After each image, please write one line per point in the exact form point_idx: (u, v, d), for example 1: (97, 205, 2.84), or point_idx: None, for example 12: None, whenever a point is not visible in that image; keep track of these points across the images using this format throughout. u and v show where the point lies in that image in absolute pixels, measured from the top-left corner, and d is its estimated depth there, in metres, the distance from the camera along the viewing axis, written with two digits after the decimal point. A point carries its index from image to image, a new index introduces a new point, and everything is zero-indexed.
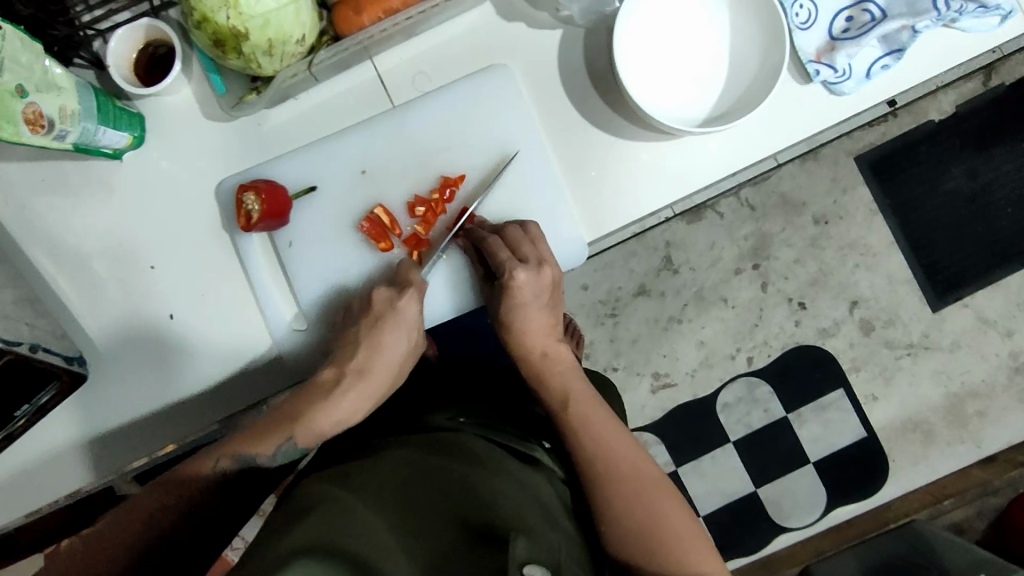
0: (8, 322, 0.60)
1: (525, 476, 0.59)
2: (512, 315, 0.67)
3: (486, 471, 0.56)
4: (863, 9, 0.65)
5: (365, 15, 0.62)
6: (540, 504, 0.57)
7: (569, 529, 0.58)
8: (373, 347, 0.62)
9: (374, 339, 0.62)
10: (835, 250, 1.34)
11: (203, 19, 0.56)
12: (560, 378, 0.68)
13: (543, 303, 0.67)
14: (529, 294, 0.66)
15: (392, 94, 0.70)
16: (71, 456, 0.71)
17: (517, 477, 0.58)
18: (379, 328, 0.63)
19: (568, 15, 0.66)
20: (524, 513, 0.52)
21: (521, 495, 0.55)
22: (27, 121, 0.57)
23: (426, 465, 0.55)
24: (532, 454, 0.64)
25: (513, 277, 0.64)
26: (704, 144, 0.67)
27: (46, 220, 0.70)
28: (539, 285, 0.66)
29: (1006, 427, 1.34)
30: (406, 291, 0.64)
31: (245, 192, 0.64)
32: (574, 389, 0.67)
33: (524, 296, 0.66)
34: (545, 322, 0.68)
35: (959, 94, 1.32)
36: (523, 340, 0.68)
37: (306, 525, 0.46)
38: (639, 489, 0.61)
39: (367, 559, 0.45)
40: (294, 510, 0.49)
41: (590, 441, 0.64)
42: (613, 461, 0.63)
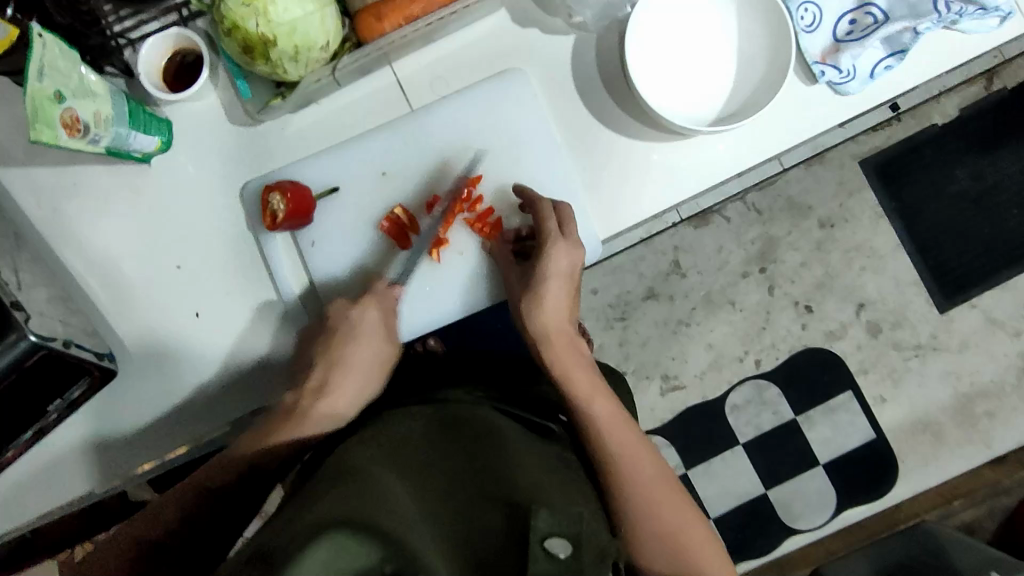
0: (45, 319, 0.62)
1: (546, 450, 0.62)
2: (542, 294, 0.67)
3: (505, 446, 0.59)
4: (866, 11, 0.68)
5: (386, 22, 0.64)
6: (560, 475, 0.59)
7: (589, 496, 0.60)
8: (338, 362, 0.67)
9: (337, 354, 0.68)
10: (840, 252, 1.36)
11: (233, 27, 0.59)
12: (584, 371, 0.67)
13: (568, 283, 0.68)
14: (560, 266, 0.67)
15: (411, 99, 0.72)
16: (99, 453, 0.74)
17: (536, 450, 0.61)
18: (339, 341, 0.68)
19: (582, 21, 0.69)
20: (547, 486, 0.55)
21: (541, 467, 0.58)
22: (64, 126, 0.59)
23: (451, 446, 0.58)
24: (546, 424, 0.67)
25: (552, 245, 0.66)
26: (714, 145, 0.69)
27: (78, 222, 0.73)
28: (571, 261, 0.67)
29: (1015, 427, 1.35)
30: (364, 299, 0.69)
31: (272, 193, 0.67)
32: (596, 385, 0.67)
33: (558, 265, 0.67)
34: (564, 303, 0.69)
35: (963, 98, 1.34)
36: (546, 323, 0.68)
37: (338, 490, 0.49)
38: (654, 484, 0.63)
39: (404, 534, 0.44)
40: (330, 473, 0.53)
41: (606, 432, 0.64)
42: (632, 458, 0.64)
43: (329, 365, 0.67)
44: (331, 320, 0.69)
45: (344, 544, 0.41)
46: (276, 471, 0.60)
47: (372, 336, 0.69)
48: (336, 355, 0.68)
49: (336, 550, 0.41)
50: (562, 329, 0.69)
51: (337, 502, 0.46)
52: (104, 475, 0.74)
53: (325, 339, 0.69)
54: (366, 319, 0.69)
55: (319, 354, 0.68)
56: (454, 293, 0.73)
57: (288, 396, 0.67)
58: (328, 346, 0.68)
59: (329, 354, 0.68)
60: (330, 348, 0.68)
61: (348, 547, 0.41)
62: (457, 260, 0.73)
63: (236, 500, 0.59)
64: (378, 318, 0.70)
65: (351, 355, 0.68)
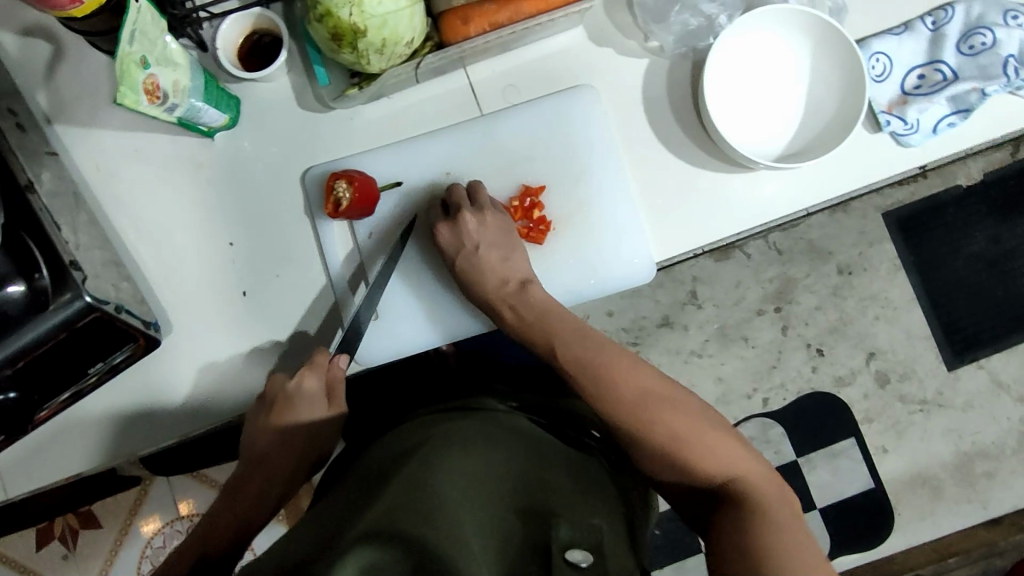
0: (99, 281, 0.62)
1: (577, 456, 0.66)
2: (473, 270, 0.69)
3: (538, 449, 0.63)
4: (935, 68, 0.70)
5: (472, 26, 0.65)
6: (590, 479, 0.63)
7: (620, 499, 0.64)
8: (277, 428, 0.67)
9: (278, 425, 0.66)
10: (857, 300, 1.38)
11: (326, 13, 0.59)
12: (556, 315, 0.65)
13: (493, 251, 0.68)
14: (475, 234, 0.68)
15: (481, 103, 0.73)
16: (122, 423, 0.72)
17: (567, 455, 0.65)
18: (279, 412, 0.66)
19: (658, 45, 0.70)
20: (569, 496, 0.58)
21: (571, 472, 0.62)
22: (145, 92, 0.59)
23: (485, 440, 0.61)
24: (580, 437, 0.72)
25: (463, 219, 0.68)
26: (777, 181, 0.70)
27: (133, 188, 0.73)
28: (491, 227, 0.69)
29: (1011, 490, 1.36)
30: (304, 369, 0.67)
31: (338, 180, 0.67)
32: (566, 330, 0.64)
33: (481, 234, 0.68)
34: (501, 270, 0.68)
35: (988, 162, 1.37)
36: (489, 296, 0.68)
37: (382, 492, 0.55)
38: (651, 411, 0.58)
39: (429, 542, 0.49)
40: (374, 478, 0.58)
41: (581, 372, 0.61)
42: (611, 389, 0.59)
43: (272, 433, 0.67)
44: (270, 393, 0.68)
45: (382, 548, 0.48)
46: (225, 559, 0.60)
47: (315, 397, 0.67)
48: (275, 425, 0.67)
49: (369, 554, 0.47)
50: (507, 285, 0.68)
51: (380, 507, 0.52)
52: (125, 447, 0.72)
53: (263, 412, 0.68)
54: (307, 384, 0.66)
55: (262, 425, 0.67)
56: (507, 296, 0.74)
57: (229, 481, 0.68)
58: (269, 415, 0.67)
59: (269, 423, 0.67)
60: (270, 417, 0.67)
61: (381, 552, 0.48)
62: None
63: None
64: (319, 387, 0.67)
65: (290, 424, 0.67)
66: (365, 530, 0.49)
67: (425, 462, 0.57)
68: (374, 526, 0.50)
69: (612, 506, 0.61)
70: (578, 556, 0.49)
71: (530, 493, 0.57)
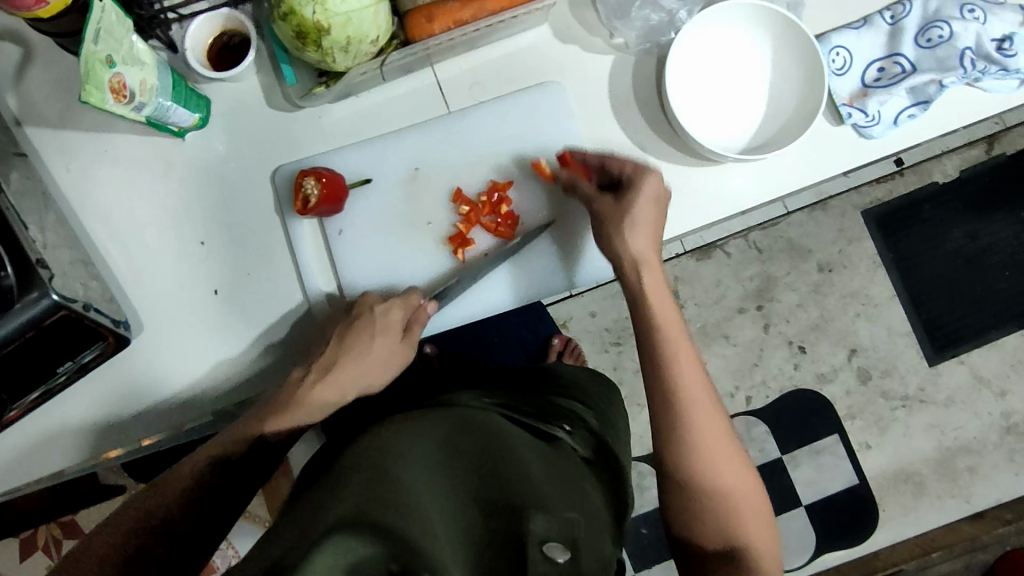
0: (66, 280, 0.62)
1: (554, 455, 0.62)
2: (630, 215, 0.65)
3: (511, 446, 0.59)
4: (894, 62, 0.71)
5: (436, 24, 0.66)
6: (567, 479, 0.59)
7: (595, 499, 0.60)
8: (352, 349, 0.66)
9: (352, 343, 0.66)
10: (836, 297, 1.39)
11: (290, 12, 0.60)
12: (668, 315, 0.66)
13: (654, 211, 0.66)
14: (641, 201, 0.65)
15: (449, 100, 0.74)
16: (95, 425, 0.73)
17: (543, 455, 0.60)
18: (355, 334, 0.67)
19: (623, 42, 0.71)
20: (545, 486, 0.54)
21: (547, 471, 0.58)
22: (112, 90, 0.59)
23: (454, 444, 0.58)
24: (554, 432, 0.67)
25: (644, 180, 0.65)
26: (741, 174, 0.72)
27: (103, 189, 0.73)
28: (654, 189, 0.65)
29: (995, 485, 1.36)
30: (391, 297, 0.68)
31: (307, 177, 0.68)
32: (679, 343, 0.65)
33: (647, 192, 0.65)
34: (651, 224, 0.66)
35: (962, 159, 1.38)
36: (631, 248, 0.66)
37: (353, 484, 0.50)
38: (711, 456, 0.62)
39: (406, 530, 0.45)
40: (343, 471, 0.53)
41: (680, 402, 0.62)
42: (695, 430, 0.62)
43: (342, 347, 0.66)
44: (357, 309, 0.69)
45: (353, 539, 0.43)
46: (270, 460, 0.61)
47: (394, 333, 0.67)
48: (349, 343, 0.66)
49: (346, 544, 0.43)
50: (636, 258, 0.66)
51: (348, 501, 0.48)
52: (101, 448, 0.73)
53: (346, 323, 0.68)
54: (392, 316, 0.67)
55: (338, 335, 0.67)
56: (486, 294, 0.74)
57: (292, 377, 0.66)
58: (347, 327, 0.67)
59: (344, 342, 0.66)
60: (348, 333, 0.67)
61: (356, 541, 0.43)
62: (481, 260, 0.73)
63: (229, 495, 0.58)
64: (398, 323, 0.68)
65: (363, 344, 0.66)
66: (341, 517, 0.45)
67: (397, 457, 0.53)
68: (350, 516, 0.45)
69: (587, 510, 0.57)
70: (556, 550, 0.47)
71: (501, 483, 0.53)
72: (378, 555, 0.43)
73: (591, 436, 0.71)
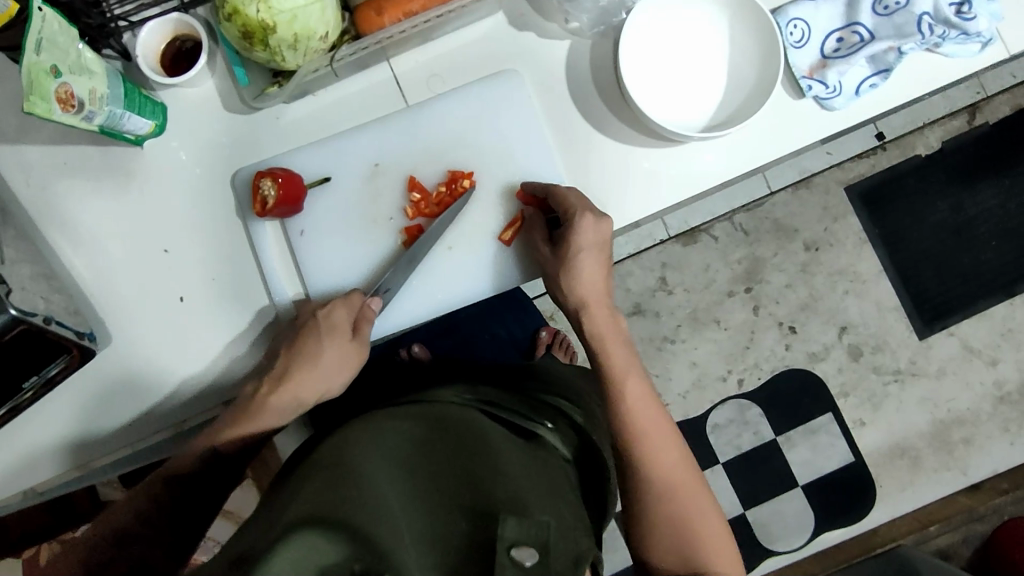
0: (26, 294, 0.61)
1: (532, 452, 0.59)
2: (575, 268, 0.66)
3: (489, 441, 0.56)
4: (853, 31, 0.70)
5: (386, 16, 0.65)
6: (544, 477, 0.56)
7: (571, 496, 0.58)
8: (300, 355, 0.65)
9: (302, 349, 0.65)
10: (825, 275, 1.36)
11: (234, 12, 0.60)
12: (622, 351, 0.67)
13: (601, 256, 0.67)
14: (590, 239, 0.65)
15: (406, 94, 0.73)
16: (72, 437, 0.73)
17: (521, 451, 0.58)
18: (304, 337, 0.66)
19: (578, 26, 0.70)
20: (523, 488, 0.51)
21: (525, 468, 0.55)
22: (59, 101, 0.59)
23: (434, 440, 0.55)
24: (536, 429, 0.64)
25: (579, 220, 0.65)
26: (703, 153, 0.71)
27: (65, 202, 0.72)
28: (599, 235, 0.66)
29: (990, 456, 1.34)
30: (332, 298, 0.67)
31: (263, 178, 0.68)
32: (632, 371, 0.67)
33: (586, 240, 0.65)
34: (600, 279, 0.67)
35: (946, 130, 1.34)
36: (582, 298, 0.67)
37: (317, 483, 0.47)
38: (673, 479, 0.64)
39: (367, 532, 0.42)
40: (310, 468, 0.51)
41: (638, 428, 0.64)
42: (663, 463, 0.64)
43: (294, 356, 0.66)
44: (301, 318, 0.68)
45: (316, 539, 0.41)
46: (236, 463, 0.62)
47: (341, 332, 0.66)
48: (298, 349, 0.66)
49: (307, 543, 0.41)
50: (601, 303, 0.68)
51: (309, 500, 0.45)
52: (81, 459, 0.73)
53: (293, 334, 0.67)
54: (336, 318, 0.66)
55: (285, 347, 0.67)
56: (450, 283, 0.73)
57: (247, 392, 0.66)
58: (294, 336, 0.67)
59: (293, 347, 0.66)
60: (294, 343, 0.66)
61: (321, 542, 0.41)
62: (441, 252, 0.73)
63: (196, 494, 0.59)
64: (346, 325, 0.67)
65: (314, 351, 0.65)
66: (302, 515, 0.43)
67: (368, 454, 0.51)
68: (310, 515, 0.43)
69: (563, 509, 0.54)
70: (525, 555, 0.42)
71: (477, 482, 0.50)
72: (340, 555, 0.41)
73: (576, 431, 0.68)
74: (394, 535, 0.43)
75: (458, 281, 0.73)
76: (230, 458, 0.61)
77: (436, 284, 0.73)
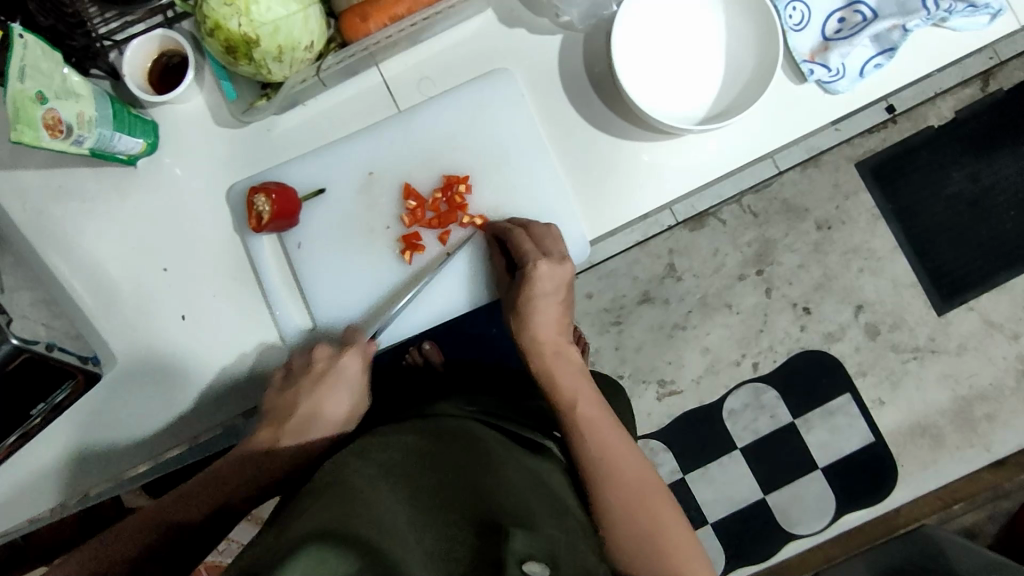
0: (26, 322, 0.61)
1: (534, 463, 0.59)
2: (529, 311, 0.68)
3: (491, 455, 0.56)
4: (855, 10, 0.67)
5: (371, 22, 0.64)
6: (547, 488, 0.56)
7: (575, 508, 0.57)
8: (318, 404, 0.65)
9: (320, 395, 0.65)
10: (838, 254, 1.33)
11: (216, 27, 0.58)
12: (570, 377, 0.67)
13: (558, 299, 0.69)
14: (547, 286, 0.68)
15: (398, 100, 0.72)
16: (85, 456, 0.73)
17: (522, 462, 0.58)
18: (324, 385, 0.65)
19: (569, 20, 0.68)
20: (526, 500, 0.51)
21: (526, 481, 0.54)
22: (46, 127, 0.58)
23: (434, 456, 0.54)
24: (537, 440, 0.64)
25: (535, 268, 0.66)
26: (705, 143, 0.69)
27: (63, 225, 0.72)
28: (557, 280, 0.68)
29: (1015, 430, 1.32)
30: (349, 350, 0.67)
31: (256, 194, 0.67)
32: (583, 395, 0.66)
33: (542, 288, 0.67)
34: (556, 321, 0.69)
35: (958, 99, 1.31)
36: (530, 339, 0.68)
37: (320, 500, 0.45)
38: (644, 497, 0.61)
39: (379, 550, 0.41)
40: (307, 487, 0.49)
41: (593, 446, 0.62)
42: (628, 470, 0.62)
43: (311, 402, 0.65)
44: (319, 363, 0.67)
45: (329, 554, 0.39)
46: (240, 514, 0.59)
47: (359, 383, 0.67)
48: (318, 394, 0.65)
49: (320, 558, 0.38)
50: (555, 342, 0.69)
51: (314, 517, 0.42)
52: (94, 478, 0.73)
53: (307, 380, 0.66)
54: (351, 368, 0.67)
55: (302, 392, 0.65)
56: (444, 291, 0.72)
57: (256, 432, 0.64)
58: (311, 384, 0.65)
59: (311, 393, 0.65)
60: (314, 390, 0.65)
61: (328, 558, 0.38)
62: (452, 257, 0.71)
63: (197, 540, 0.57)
64: (359, 371, 0.67)
65: (331, 399, 0.65)
66: (312, 530, 0.40)
67: (365, 476, 0.49)
68: (320, 530, 0.41)
69: (567, 517, 0.54)
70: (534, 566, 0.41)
71: (483, 493, 0.49)
72: (352, 570, 0.38)
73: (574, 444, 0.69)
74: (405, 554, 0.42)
75: (453, 290, 0.72)
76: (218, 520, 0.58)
77: (434, 294, 0.72)
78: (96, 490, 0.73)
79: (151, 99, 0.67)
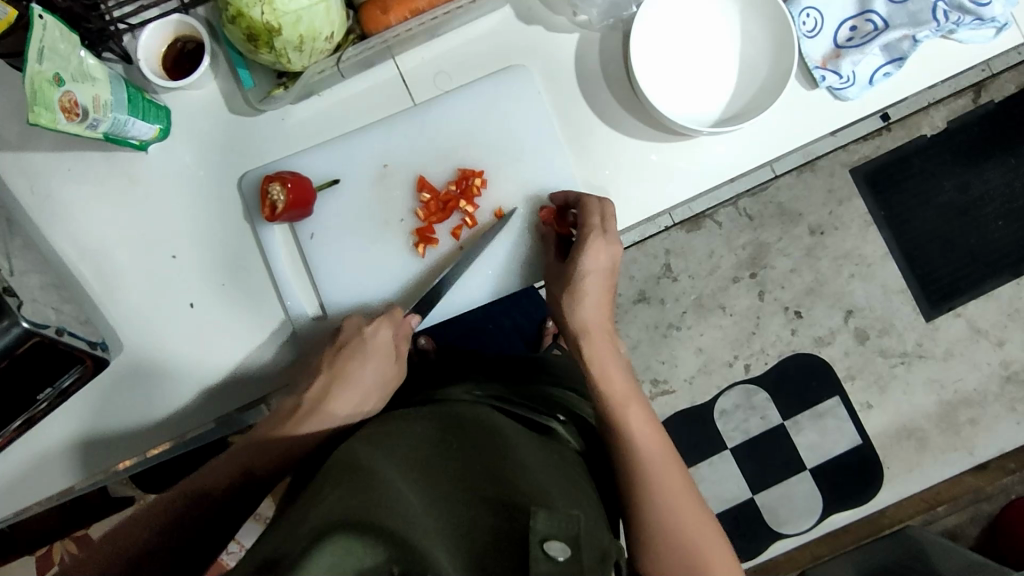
0: (37, 306, 0.60)
1: (552, 448, 0.59)
2: (577, 289, 0.66)
3: (507, 438, 0.56)
4: (866, 19, 0.68)
5: (392, 15, 0.65)
6: (564, 473, 0.56)
7: (587, 490, 0.58)
8: (342, 376, 0.65)
9: (345, 368, 0.65)
10: (830, 259, 1.35)
11: (238, 14, 0.58)
12: (618, 367, 0.66)
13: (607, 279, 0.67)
14: (604, 263, 0.66)
15: (413, 93, 0.72)
16: (86, 443, 0.73)
17: (539, 447, 0.58)
18: (348, 354, 0.66)
19: (586, 19, 0.69)
20: (546, 485, 0.51)
21: (546, 465, 0.55)
22: (63, 110, 0.57)
23: (451, 445, 0.54)
24: (549, 425, 0.64)
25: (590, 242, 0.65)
26: (713, 147, 0.70)
27: (69, 210, 0.71)
28: (607, 260, 0.66)
29: (997, 435, 1.35)
30: (377, 318, 0.68)
31: (272, 183, 0.67)
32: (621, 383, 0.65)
33: (598, 264, 0.66)
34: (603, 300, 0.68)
35: (951, 110, 1.33)
36: (583, 323, 0.67)
37: (339, 486, 0.45)
38: (670, 482, 0.60)
39: (400, 534, 0.41)
40: (326, 472, 0.48)
41: (625, 425, 0.63)
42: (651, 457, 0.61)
43: (333, 377, 0.65)
44: (342, 334, 0.68)
45: (352, 545, 0.39)
46: (241, 506, 0.56)
47: (382, 354, 0.67)
48: (341, 366, 0.65)
49: (343, 548, 0.38)
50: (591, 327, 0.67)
51: (336, 503, 0.43)
52: (98, 464, 0.73)
53: (331, 353, 0.67)
54: (380, 337, 0.67)
55: (325, 364, 0.66)
56: (464, 282, 0.72)
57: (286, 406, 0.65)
58: (336, 355, 0.67)
59: (334, 364, 0.66)
60: (338, 359, 0.66)
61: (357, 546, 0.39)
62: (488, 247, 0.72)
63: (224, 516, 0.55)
64: (390, 338, 0.68)
65: (357, 371, 0.66)
66: (332, 518, 0.40)
67: (384, 463, 0.49)
68: (341, 518, 0.40)
69: (584, 502, 0.54)
70: (556, 549, 0.40)
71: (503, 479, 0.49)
72: (379, 557, 0.39)
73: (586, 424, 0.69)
74: (426, 538, 0.42)
75: (462, 285, 0.72)
76: (261, 481, 0.58)
77: (443, 284, 0.72)
78: (93, 482, 0.73)
79: (162, 83, 0.66)
